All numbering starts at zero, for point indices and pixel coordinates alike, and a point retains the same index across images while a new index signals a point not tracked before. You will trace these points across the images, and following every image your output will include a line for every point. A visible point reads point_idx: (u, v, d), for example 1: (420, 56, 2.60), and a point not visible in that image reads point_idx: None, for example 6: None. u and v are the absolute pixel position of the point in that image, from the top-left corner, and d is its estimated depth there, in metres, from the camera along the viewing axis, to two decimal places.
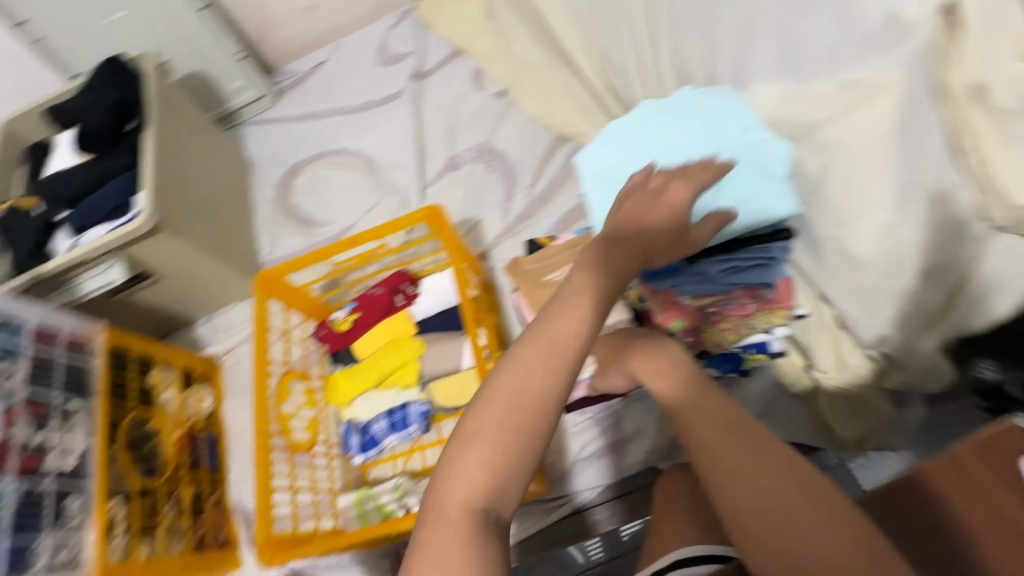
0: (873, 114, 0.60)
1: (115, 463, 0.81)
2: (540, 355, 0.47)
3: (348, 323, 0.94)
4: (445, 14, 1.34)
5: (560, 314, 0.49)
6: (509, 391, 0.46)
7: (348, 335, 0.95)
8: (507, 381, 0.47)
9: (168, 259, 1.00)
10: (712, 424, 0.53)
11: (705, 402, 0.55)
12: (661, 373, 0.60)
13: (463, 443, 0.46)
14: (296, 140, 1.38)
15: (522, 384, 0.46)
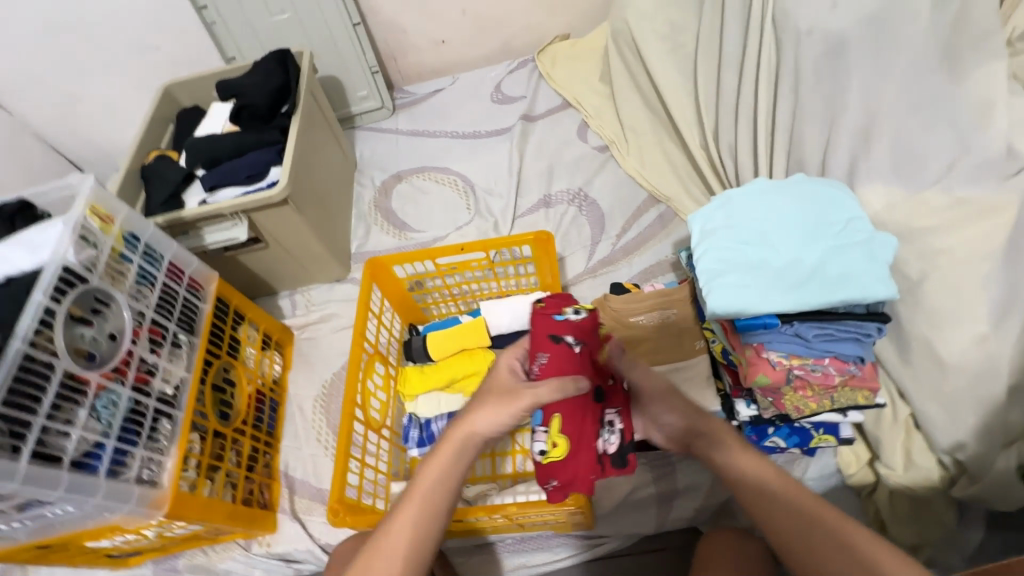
0: (987, 232, 0.66)
1: (201, 402, 0.86)
2: (422, 480, 0.59)
3: (565, 440, 0.67)
4: (563, 71, 1.49)
5: (445, 448, 0.61)
6: (431, 496, 0.59)
7: (568, 462, 0.68)
8: (413, 505, 0.58)
9: (281, 231, 1.08)
10: (748, 469, 0.59)
11: (777, 490, 0.57)
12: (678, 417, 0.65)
13: (396, 536, 0.57)
14: (403, 151, 1.50)
15: (418, 506, 0.58)
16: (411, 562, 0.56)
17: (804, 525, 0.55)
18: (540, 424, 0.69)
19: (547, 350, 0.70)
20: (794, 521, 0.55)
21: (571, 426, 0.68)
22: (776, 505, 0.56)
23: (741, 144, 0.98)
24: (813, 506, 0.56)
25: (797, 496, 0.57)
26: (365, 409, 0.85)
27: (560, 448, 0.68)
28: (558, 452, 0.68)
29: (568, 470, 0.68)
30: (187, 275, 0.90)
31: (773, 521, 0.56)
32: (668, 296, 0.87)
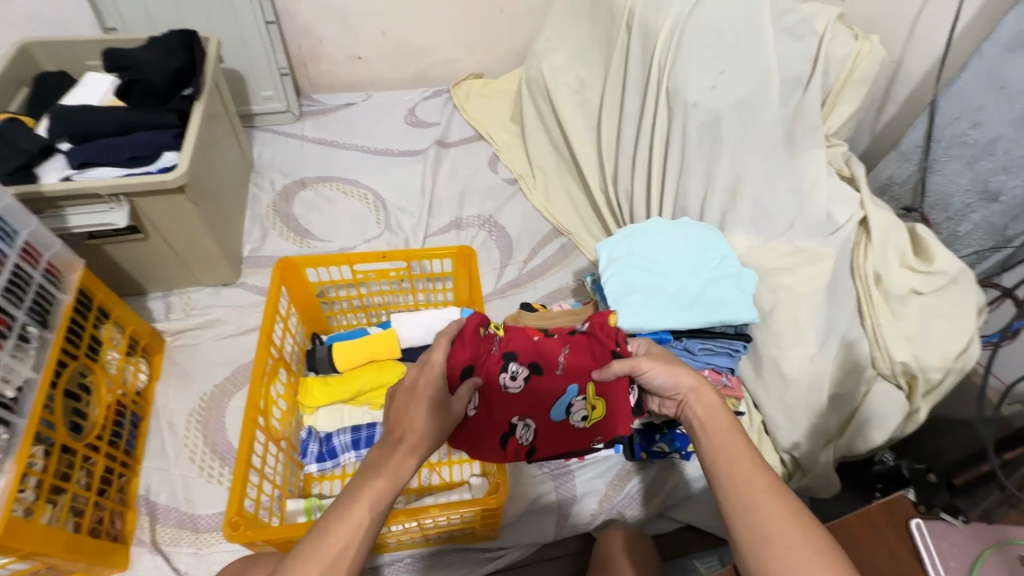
0: (815, 275, 0.87)
1: (49, 409, 0.72)
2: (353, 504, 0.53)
3: (604, 401, 0.77)
4: (476, 105, 1.57)
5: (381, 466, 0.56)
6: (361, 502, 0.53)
7: (610, 416, 0.77)
8: (345, 512, 0.53)
9: (167, 223, 0.97)
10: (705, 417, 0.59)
11: (733, 461, 0.54)
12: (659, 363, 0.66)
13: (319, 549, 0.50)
14: (308, 158, 1.44)
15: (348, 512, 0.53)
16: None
17: (742, 503, 0.51)
18: (577, 395, 0.77)
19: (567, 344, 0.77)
20: (733, 496, 0.52)
21: (607, 390, 0.76)
22: (725, 478, 0.53)
23: (637, 189, 1.13)
24: (763, 486, 0.51)
25: (758, 473, 0.52)
26: (266, 417, 0.78)
27: (597, 410, 0.77)
28: (597, 412, 0.78)
29: (610, 427, 0.78)
30: (44, 259, 0.76)
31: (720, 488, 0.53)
32: (578, 313, 0.96)
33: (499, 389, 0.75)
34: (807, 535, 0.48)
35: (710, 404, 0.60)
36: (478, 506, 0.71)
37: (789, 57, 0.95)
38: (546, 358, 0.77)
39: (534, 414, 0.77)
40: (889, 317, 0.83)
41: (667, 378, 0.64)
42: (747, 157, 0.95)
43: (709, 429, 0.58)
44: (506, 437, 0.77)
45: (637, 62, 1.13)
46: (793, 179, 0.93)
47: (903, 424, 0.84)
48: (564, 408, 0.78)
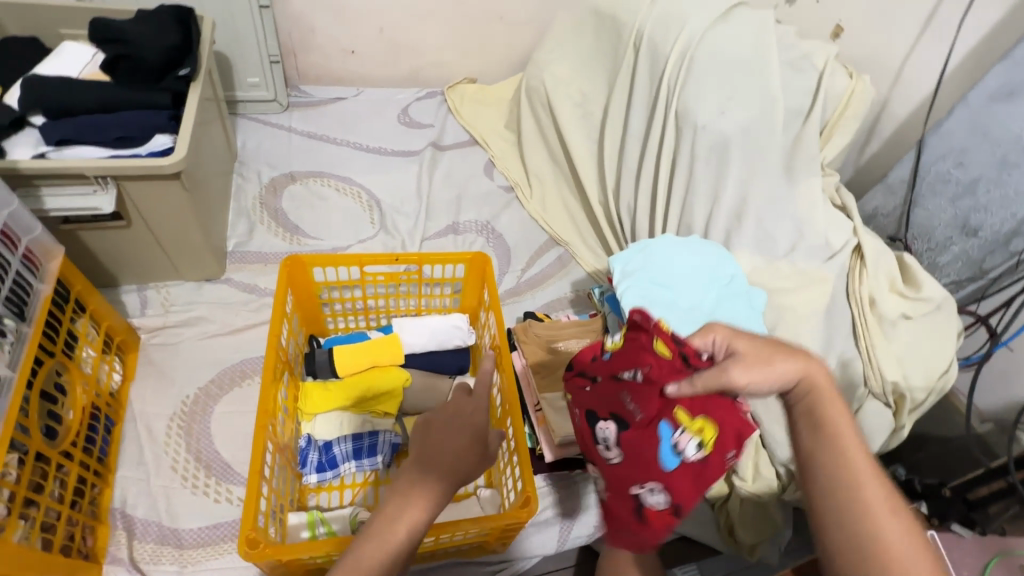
0: (815, 297, 0.91)
1: (24, 412, 0.64)
2: (384, 532, 0.56)
3: (705, 417, 0.62)
4: (471, 109, 1.56)
5: (416, 495, 0.59)
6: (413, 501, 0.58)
7: (725, 425, 0.63)
8: (399, 505, 0.58)
9: (155, 211, 0.90)
10: (814, 412, 0.55)
11: (848, 465, 0.52)
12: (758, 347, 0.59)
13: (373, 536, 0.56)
14: (297, 150, 1.37)
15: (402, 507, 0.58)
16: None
17: (857, 512, 0.50)
18: (674, 429, 0.63)
19: (626, 389, 0.66)
20: (849, 506, 0.50)
21: (702, 406, 0.62)
22: (846, 488, 0.51)
23: (640, 204, 1.15)
24: (880, 496, 0.50)
25: (873, 477, 0.51)
26: (274, 425, 0.74)
27: (701, 430, 0.63)
28: (709, 433, 0.63)
29: (729, 436, 0.63)
30: (23, 244, 0.68)
31: (828, 480, 0.52)
32: (586, 325, 0.97)
33: (602, 460, 0.70)
34: (920, 549, 0.48)
35: (827, 395, 0.56)
36: (510, 521, 0.67)
37: (792, 88, 1.00)
38: (625, 412, 0.66)
39: (646, 477, 0.66)
40: (883, 339, 0.89)
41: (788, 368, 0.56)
42: (752, 181, 1.00)
43: (824, 421, 0.54)
44: (636, 497, 0.68)
45: (644, 82, 1.16)
46: (794, 204, 0.98)
47: (889, 439, 0.91)
48: (671, 447, 0.64)
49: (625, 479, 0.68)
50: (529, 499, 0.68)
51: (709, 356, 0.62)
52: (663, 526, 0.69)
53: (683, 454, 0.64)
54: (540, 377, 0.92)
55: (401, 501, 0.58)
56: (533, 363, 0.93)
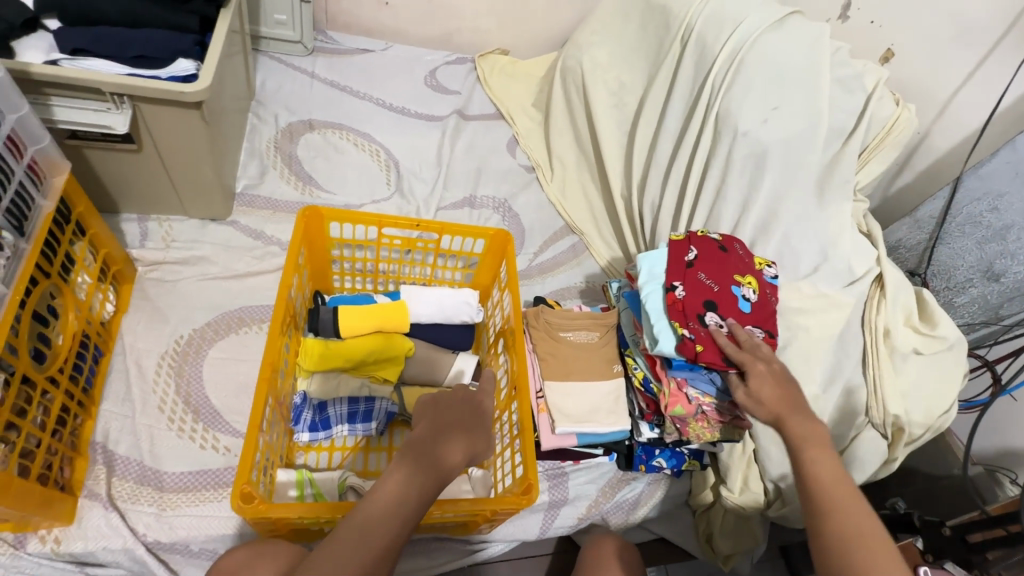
0: (830, 321, 0.91)
1: (14, 334, 0.61)
2: (390, 507, 0.55)
3: (750, 278, 0.87)
4: (501, 82, 1.51)
5: (417, 468, 0.59)
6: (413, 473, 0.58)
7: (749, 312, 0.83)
8: (399, 476, 0.58)
9: (168, 138, 0.85)
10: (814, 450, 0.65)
11: (836, 501, 0.61)
12: (779, 393, 0.71)
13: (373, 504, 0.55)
14: (318, 99, 1.32)
15: (402, 477, 0.58)
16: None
17: (843, 539, 0.58)
18: (740, 288, 0.85)
19: (703, 270, 0.85)
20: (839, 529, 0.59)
21: (728, 285, 0.84)
22: (837, 515, 0.60)
23: (665, 204, 1.13)
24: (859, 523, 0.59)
25: (837, 471, 0.64)
26: (274, 379, 0.72)
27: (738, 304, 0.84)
28: (752, 287, 0.86)
29: (760, 315, 0.83)
30: (29, 154, 0.64)
31: (810, 483, 0.63)
32: (600, 319, 0.94)
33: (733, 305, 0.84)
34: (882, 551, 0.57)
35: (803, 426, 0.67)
36: (507, 506, 0.67)
37: (838, 108, 0.98)
38: (726, 296, 0.83)
39: (741, 316, 0.82)
40: (891, 371, 0.89)
41: (792, 404, 0.69)
42: (783, 196, 0.98)
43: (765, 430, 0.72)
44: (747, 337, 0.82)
45: (686, 81, 1.13)
46: (822, 226, 0.96)
47: (879, 470, 0.91)
48: (745, 300, 0.84)
49: (748, 323, 0.83)
50: (531, 487, 0.66)
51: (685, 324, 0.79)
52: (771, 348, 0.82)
53: (746, 294, 0.84)
54: (546, 364, 0.91)
55: (401, 478, 0.57)
56: (540, 350, 0.92)
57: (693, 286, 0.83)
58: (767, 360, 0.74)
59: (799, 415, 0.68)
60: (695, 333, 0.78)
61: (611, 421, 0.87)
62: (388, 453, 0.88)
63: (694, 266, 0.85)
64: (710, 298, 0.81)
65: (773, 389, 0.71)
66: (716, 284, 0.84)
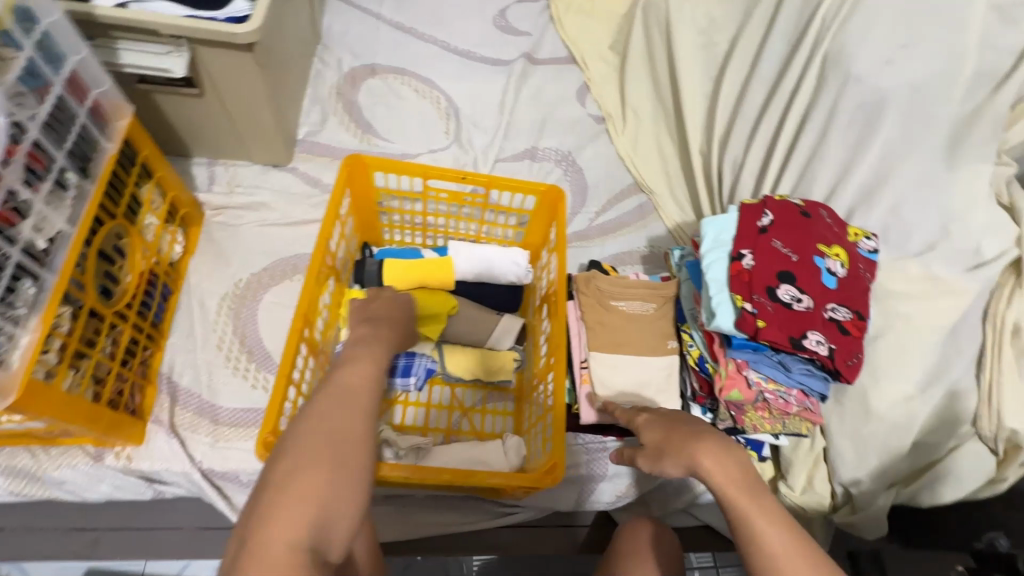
0: (942, 311, 0.76)
1: (80, 270, 0.65)
2: (358, 374, 0.56)
3: (839, 248, 0.76)
4: (576, 19, 1.37)
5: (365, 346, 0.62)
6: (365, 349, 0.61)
7: (833, 289, 0.73)
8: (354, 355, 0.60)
9: (226, 82, 0.85)
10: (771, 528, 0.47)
11: None
12: (721, 461, 0.52)
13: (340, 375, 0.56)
14: (382, 42, 1.27)
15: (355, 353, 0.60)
16: (340, 477, 0.48)
17: None
18: (824, 258, 0.75)
19: (778, 237, 0.75)
20: None
21: (811, 254, 0.74)
22: None
23: (748, 162, 0.99)
24: None
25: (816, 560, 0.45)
26: (310, 328, 0.72)
27: (821, 278, 0.73)
28: (840, 259, 0.75)
29: (849, 292, 0.73)
30: (91, 97, 0.66)
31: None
32: (658, 289, 0.86)
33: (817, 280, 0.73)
34: None
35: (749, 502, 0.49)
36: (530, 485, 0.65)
37: (989, 44, 0.78)
38: (807, 268, 0.73)
39: (822, 291, 0.72)
40: (1016, 377, 0.73)
41: (708, 453, 0.53)
42: (899, 157, 0.81)
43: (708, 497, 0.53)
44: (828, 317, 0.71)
45: (791, 13, 0.95)
46: (947, 195, 0.79)
47: (981, 488, 0.76)
48: (829, 272, 0.74)
49: (832, 300, 0.72)
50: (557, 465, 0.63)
51: (751, 293, 0.71)
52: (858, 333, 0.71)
53: (831, 267, 0.74)
54: (593, 333, 0.84)
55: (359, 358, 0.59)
56: (588, 318, 0.85)
57: (766, 254, 0.73)
58: (698, 441, 0.55)
59: (733, 468, 0.52)
60: (760, 307, 0.69)
61: (659, 401, 0.80)
62: (427, 410, 0.88)
63: (769, 232, 0.75)
64: (784, 267, 0.73)
65: (716, 460, 0.52)
66: (794, 254, 0.74)
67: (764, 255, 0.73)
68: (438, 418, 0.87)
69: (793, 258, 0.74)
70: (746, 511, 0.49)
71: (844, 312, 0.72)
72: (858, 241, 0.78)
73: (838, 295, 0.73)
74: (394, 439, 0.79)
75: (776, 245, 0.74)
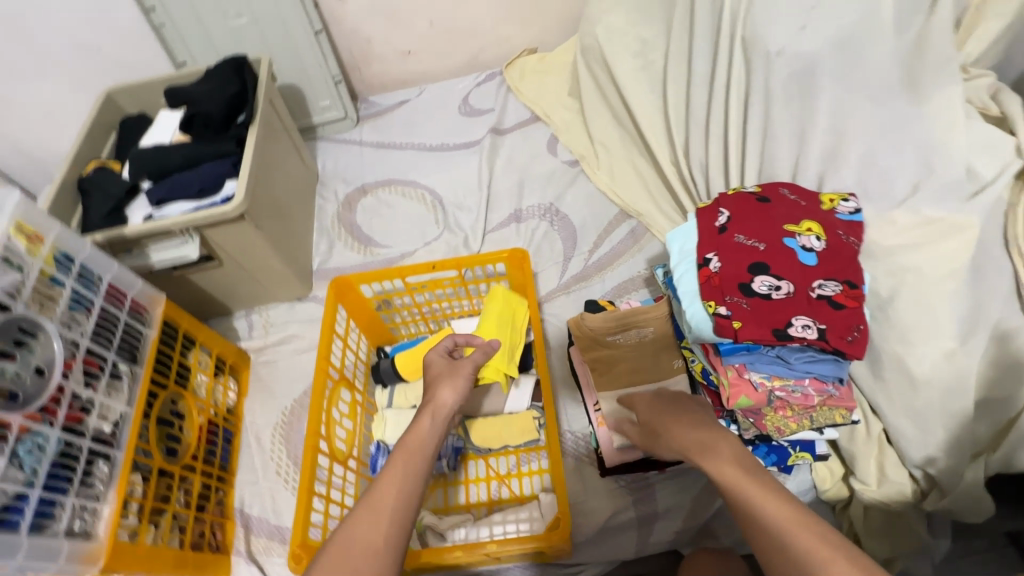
0: (954, 249, 0.69)
1: (145, 439, 0.78)
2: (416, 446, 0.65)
3: (815, 222, 0.72)
4: (530, 83, 1.44)
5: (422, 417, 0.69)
6: (422, 427, 0.68)
7: (814, 266, 0.69)
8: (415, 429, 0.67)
9: (235, 248, 1.01)
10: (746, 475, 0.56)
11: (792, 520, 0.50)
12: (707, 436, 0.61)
13: (402, 446, 0.65)
14: (366, 164, 1.42)
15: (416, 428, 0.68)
16: (379, 547, 0.55)
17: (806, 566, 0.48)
18: (796, 237, 0.71)
19: (740, 230, 0.73)
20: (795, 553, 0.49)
21: (778, 237, 0.71)
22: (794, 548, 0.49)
23: (713, 161, 0.98)
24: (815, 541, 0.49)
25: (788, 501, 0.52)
26: (329, 438, 0.79)
27: (798, 259, 0.69)
28: (815, 232, 0.72)
29: (835, 265, 0.69)
30: (128, 298, 0.81)
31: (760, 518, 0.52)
32: (646, 312, 0.86)
33: (795, 262, 0.69)
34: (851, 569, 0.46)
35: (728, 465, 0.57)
36: (539, 543, 0.71)
37: None
38: (779, 253, 0.70)
39: (801, 271, 0.68)
40: None
41: (698, 437, 0.62)
42: (853, 109, 0.77)
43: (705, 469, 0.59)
44: (817, 296, 0.67)
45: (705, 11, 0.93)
46: (921, 129, 0.73)
47: None
48: (806, 250, 0.70)
49: (817, 277, 0.68)
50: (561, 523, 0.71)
51: (725, 294, 0.69)
52: (856, 307, 0.66)
53: (806, 244, 0.70)
54: (597, 375, 0.85)
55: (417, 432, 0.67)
56: (588, 359, 0.86)
57: (731, 251, 0.71)
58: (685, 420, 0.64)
59: (721, 444, 0.59)
60: (734, 308, 0.67)
61: None
62: (468, 488, 0.91)
63: (729, 228, 0.73)
64: (754, 257, 0.70)
65: (706, 434, 0.61)
66: (761, 243, 0.71)
67: (729, 253, 0.71)
68: (477, 492, 0.90)
69: (758, 247, 0.71)
70: (741, 482, 0.55)
71: (833, 287, 0.67)
72: (835, 207, 0.74)
73: (821, 270, 0.68)
74: (435, 523, 0.83)
75: (740, 239, 0.72)
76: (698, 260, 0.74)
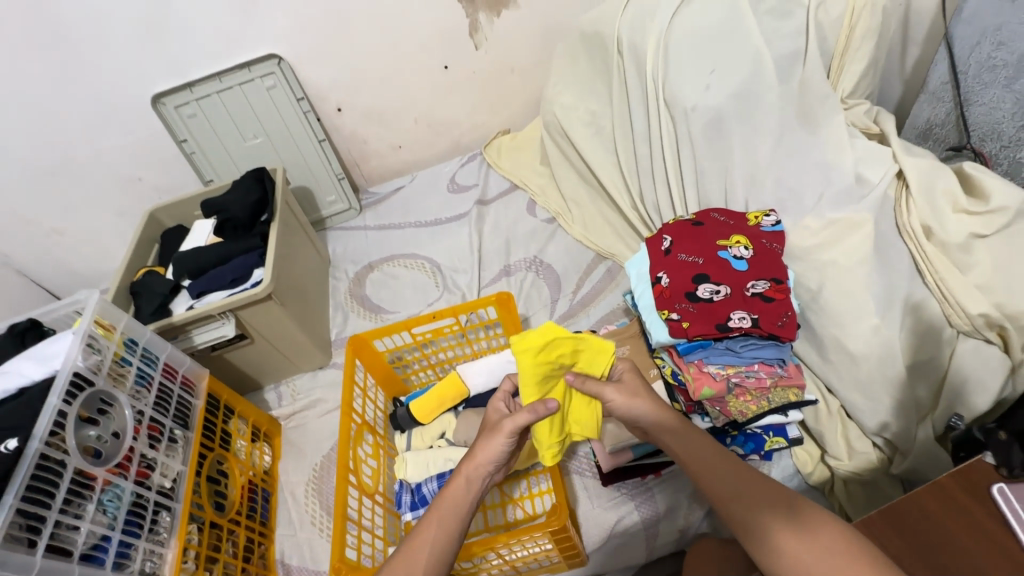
0: (859, 242, 0.82)
1: (198, 494, 0.89)
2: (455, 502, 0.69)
3: (743, 235, 0.86)
4: (507, 158, 1.66)
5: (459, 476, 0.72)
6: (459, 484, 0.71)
7: (744, 270, 0.82)
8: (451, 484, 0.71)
9: (265, 325, 1.17)
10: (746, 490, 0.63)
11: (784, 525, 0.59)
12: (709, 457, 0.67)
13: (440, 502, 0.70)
14: (370, 244, 1.61)
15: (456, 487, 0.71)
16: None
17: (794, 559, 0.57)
18: (728, 248, 0.85)
19: (682, 249, 0.87)
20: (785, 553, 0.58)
21: (713, 250, 0.85)
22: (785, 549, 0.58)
23: (664, 201, 1.14)
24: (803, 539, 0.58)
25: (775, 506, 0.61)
26: (357, 475, 0.90)
27: (732, 265, 0.83)
28: (744, 242, 0.85)
29: (763, 267, 0.83)
30: (180, 373, 0.96)
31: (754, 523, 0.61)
32: (622, 333, 0.99)
33: (729, 268, 0.83)
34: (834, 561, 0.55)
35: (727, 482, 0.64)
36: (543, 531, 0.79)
37: (776, 37, 0.92)
38: (715, 263, 0.84)
39: (735, 275, 0.82)
40: (955, 271, 0.78)
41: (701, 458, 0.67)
42: (761, 143, 0.94)
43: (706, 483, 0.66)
44: (751, 293, 0.81)
45: (634, 81, 1.12)
46: (817, 152, 0.89)
47: (1006, 382, 0.75)
48: (738, 258, 0.84)
49: (749, 279, 0.82)
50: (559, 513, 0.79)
51: (675, 303, 0.83)
52: (782, 298, 0.80)
53: (737, 253, 0.84)
54: None
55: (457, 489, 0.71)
56: None
57: (676, 267, 0.85)
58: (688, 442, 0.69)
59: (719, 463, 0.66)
60: (683, 312, 0.82)
61: None
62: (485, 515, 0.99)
63: (673, 249, 0.88)
64: (695, 269, 0.84)
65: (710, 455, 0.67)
66: (699, 257, 0.85)
67: (674, 269, 0.85)
68: (494, 516, 0.98)
69: (698, 261, 0.85)
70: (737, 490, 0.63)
71: (763, 284, 0.81)
72: (760, 221, 0.89)
73: (751, 272, 0.82)
74: None
75: (683, 256, 0.86)
76: (652, 278, 0.88)
